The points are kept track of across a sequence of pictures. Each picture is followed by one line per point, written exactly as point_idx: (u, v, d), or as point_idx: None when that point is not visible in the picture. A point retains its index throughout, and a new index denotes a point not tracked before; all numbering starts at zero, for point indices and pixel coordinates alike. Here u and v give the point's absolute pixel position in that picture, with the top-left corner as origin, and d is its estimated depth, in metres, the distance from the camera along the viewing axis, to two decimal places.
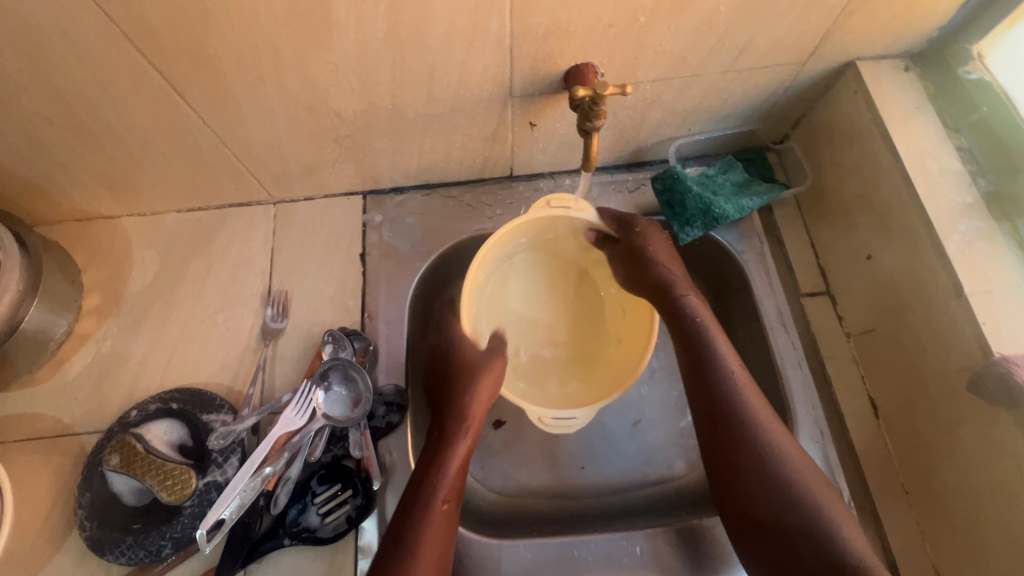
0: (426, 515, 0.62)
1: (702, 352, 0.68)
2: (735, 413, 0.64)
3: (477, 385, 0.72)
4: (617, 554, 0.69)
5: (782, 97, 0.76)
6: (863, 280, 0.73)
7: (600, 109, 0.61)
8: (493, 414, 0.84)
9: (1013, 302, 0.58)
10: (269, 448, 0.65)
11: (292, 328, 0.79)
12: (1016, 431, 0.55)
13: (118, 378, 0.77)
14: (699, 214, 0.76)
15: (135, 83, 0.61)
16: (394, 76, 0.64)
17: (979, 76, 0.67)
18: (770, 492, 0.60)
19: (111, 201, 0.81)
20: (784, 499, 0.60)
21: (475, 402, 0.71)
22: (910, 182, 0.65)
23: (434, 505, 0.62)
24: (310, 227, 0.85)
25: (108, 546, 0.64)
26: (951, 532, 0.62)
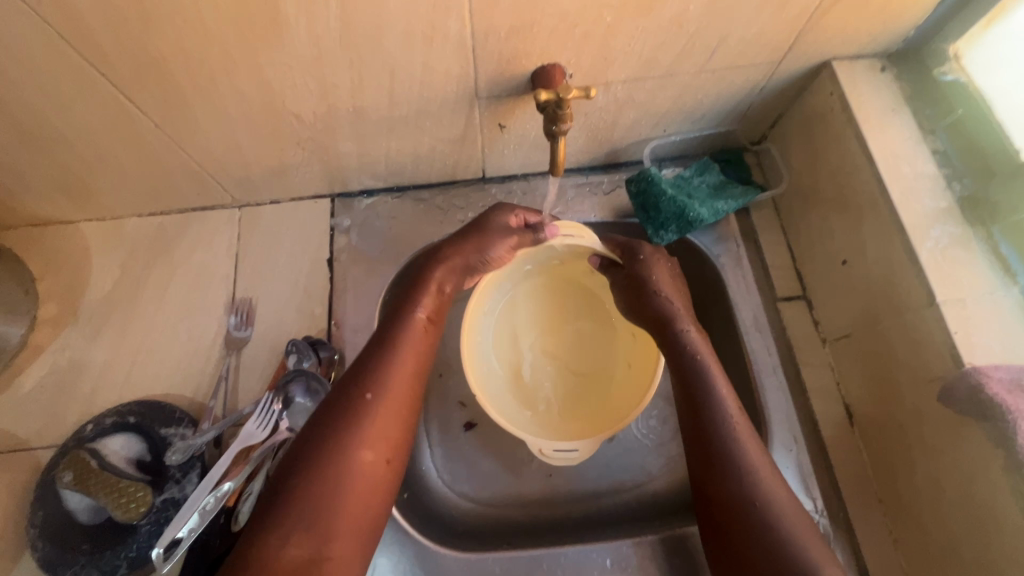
0: (347, 461, 0.54)
1: (699, 387, 0.62)
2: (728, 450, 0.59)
3: (418, 334, 0.63)
4: (589, 566, 0.68)
5: (757, 98, 0.74)
6: (838, 286, 0.71)
7: (564, 113, 0.59)
8: (465, 417, 0.82)
9: (986, 312, 0.57)
10: (229, 462, 0.64)
11: (256, 337, 0.77)
12: (986, 443, 0.54)
13: (75, 390, 0.74)
14: (673, 217, 0.75)
15: (78, 86, 0.58)
16: (352, 77, 0.62)
17: (956, 77, 0.66)
18: (739, 493, 0.56)
19: (67, 206, 0.78)
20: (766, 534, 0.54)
21: (410, 342, 0.63)
22: (885, 187, 0.64)
23: (361, 455, 0.55)
24: (276, 232, 0.82)
25: (60, 566, 0.62)
26: (924, 543, 0.61)
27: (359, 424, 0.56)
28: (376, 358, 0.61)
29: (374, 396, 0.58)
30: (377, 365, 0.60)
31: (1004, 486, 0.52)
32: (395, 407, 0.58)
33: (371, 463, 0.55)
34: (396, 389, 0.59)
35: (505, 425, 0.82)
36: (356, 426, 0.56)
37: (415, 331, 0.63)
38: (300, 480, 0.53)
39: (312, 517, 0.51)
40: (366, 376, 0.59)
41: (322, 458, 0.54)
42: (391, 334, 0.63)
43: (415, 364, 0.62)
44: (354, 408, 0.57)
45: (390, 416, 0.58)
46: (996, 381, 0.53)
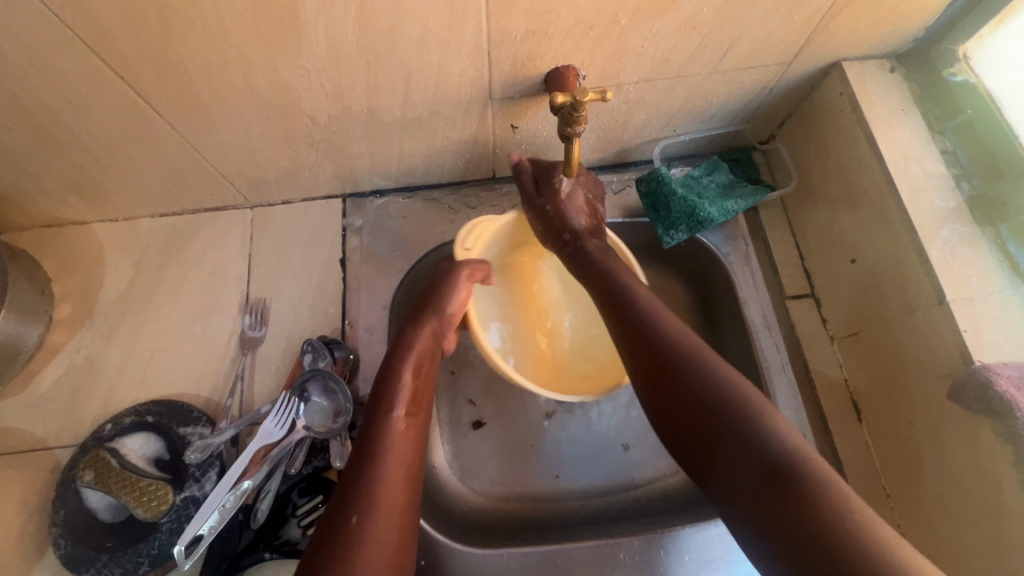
0: None
1: (641, 332, 0.59)
2: (671, 350, 0.56)
3: (401, 432, 0.57)
4: (599, 561, 0.69)
5: (766, 98, 0.75)
6: (847, 284, 0.72)
7: (579, 115, 0.59)
8: (472, 415, 0.83)
9: (995, 310, 0.58)
10: (247, 460, 0.65)
11: (271, 336, 0.77)
12: (996, 439, 0.54)
13: (92, 389, 0.75)
14: (683, 217, 0.75)
15: (97, 89, 0.59)
16: (368, 80, 0.62)
17: (965, 78, 0.65)
18: (716, 418, 0.50)
19: (81, 207, 0.79)
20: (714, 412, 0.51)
21: (395, 447, 0.55)
22: (894, 186, 0.64)
23: None
24: (288, 232, 0.83)
25: (84, 564, 0.63)
26: (931, 537, 0.62)
27: (354, 559, 0.47)
28: (356, 473, 0.53)
29: (361, 519, 0.49)
30: (358, 483, 0.52)
31: (1013, 482, 0.53)
32: (388, 522, 0.50)
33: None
34: (388, 501, 0.52)
35: (514, 424, 0.83)
36: (354, 563, 0.47)
37: (397, 430, 0.57)
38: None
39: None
40: (347, 497, 0.51)
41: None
42: (370, 442, 0.55)
43: (405, 466, 0.55)
44: (340, 538, 0.48)
45: (386, 533, 0.50)
46: (1006, 378, 0.54)
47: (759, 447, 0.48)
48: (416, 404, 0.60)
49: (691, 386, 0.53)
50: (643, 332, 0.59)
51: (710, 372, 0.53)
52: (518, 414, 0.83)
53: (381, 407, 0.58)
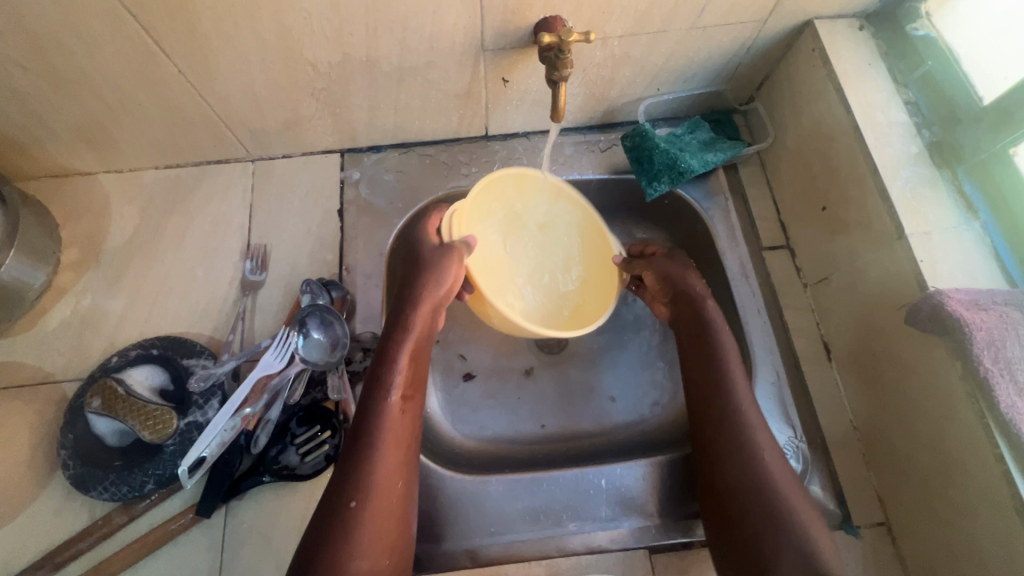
0: (344, 571, 0.55)
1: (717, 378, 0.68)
2: (720, 406, 0.67)
3: (392, 423, 0.63)
4: (583, 489, 0.72)
5: (745, 57, 0.79)
6: (818, 231, 0.77)
7: (566, 58, 0.63)
8: (463, 368, 0.86)
9: (949, 242, 0.62)
10: (248, 389, 0.68)
11: (271, 281, 0.81)
12: (948, 357, 0.58)
13: (98, 329, 0.78)
14: (665, 168, 0.80)
15: (111, 30, 0.62)
16: (368, 26, 0.66)
17: (926, 32, 0.70)
18: (739, 480, 0.62)
19: (89, 156, 0.82)
20: (744, 472, 0.62)
21: (386, 439, 0.62)
22: (860, 133, 0.69)
23: (353, 561, 0.56)
24: (288, 184, 0.87)
25: (91, 483, 0.66)
26: (892, 458, 0.67)
27: (355, 536, 0.57)
28: (354, 461, 0.60)
29: (359, 503, 0.58)
30: (359, 470, 0.59)
31: (964, 396, 0.57)
32: (386, 505, 0.60)
33: (380, 567, 0.58)
34: (384, 488, 0.60)
35: (503, 370, 0.87)
36: (356, 541, 0.57)
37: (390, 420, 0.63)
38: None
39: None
40: (347, 481, 0.59)
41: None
42: (364, 432, 0.61)
43: (397, 452, 0.62)
44: (342, 519, 0.58)
45: (387, 515, 0.60)
46: (957, 301, 0.57)
47: (765, 490, 0.61)
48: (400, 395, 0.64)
49: (737, 435, 0.64)
50: (721, 407, 0.67)
51: (756, 451, 0.63)
52: (509, 360, 0.87)
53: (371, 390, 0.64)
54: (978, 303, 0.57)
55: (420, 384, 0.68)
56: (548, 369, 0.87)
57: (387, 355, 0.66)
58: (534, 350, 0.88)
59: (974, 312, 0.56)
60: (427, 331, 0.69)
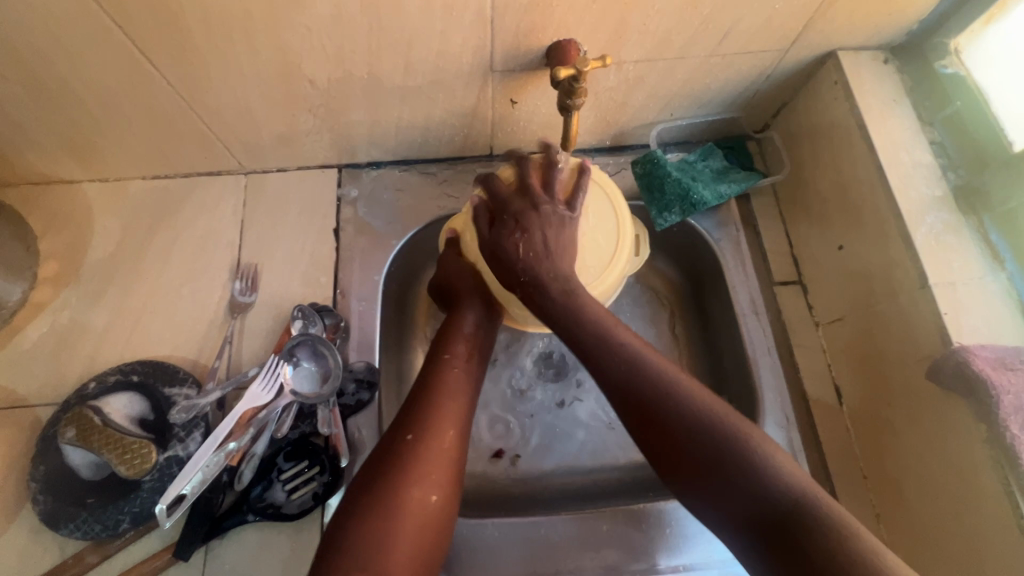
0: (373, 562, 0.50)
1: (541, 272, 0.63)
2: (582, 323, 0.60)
3: (456, 369, 0.66)
4: (585, 535, 0.69)
5: (764, 85, 0.76)
6: (832, 270, 0.74)
7: (580, 87, 0.61)
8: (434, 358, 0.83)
9: (975, 295, 0.61)
10: (234, 422, 0.63)
11: (260, 303, 0.77)
12: (970, 418, 0.57)
13: (76, 350, 0.74)
14: (677, 199, 0.76)
15: (95, 38, 0.58)
16: (370, 43, 0.62)
17: (955, 71, 0.68)
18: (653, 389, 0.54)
19: (71, 164, 0.77)
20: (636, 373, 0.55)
21: (438, 436, 0.59)
22: (883, 172, 0.66)
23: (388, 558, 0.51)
24: (283, 199, 0.83)
25: (62, 520, 0.62)
26: (902, 514, 0.64)
27: (412, 466, 0.56)
28: (417, 404, 0.62)
29: (414, 436, 0.59)
30: (421, 409, 0.61)
31: (987, 459, 0.56)
32: (440, 447, 0.59)
33: (427, 503, 0.55)
34: (439, 427, 0.60)
35: (503, 399, 0.83)
36: (410, 469, 0.56)
37: (441, 419, 0.61)
38: (358, 524, 0.53)
39: (379, 553, 0.51)
40: (405, 419, 0.61)
41: (384, 495, 0.54)
42: (432, 380, 0.64)
43: (448, 460, 0.59)
44: (396, 450, 0.58)
45: (437, 456, 0.58)
46: (983, 359, 0.56)
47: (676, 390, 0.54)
48: (463, 352, 0.68)
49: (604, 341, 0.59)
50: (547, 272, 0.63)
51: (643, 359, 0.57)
52: (507, 388, 0.83)
53: (427, 389, 0.63)
54: (1005, 363, 0.55)
55: (478, 356, 0.70)
56: (549, 400, 0.83)
57: (455, 325, 0.70)
58: (537, 379, 0.84)
59: (1001, 372, 0.54)
60: (489, 312, 0.72)
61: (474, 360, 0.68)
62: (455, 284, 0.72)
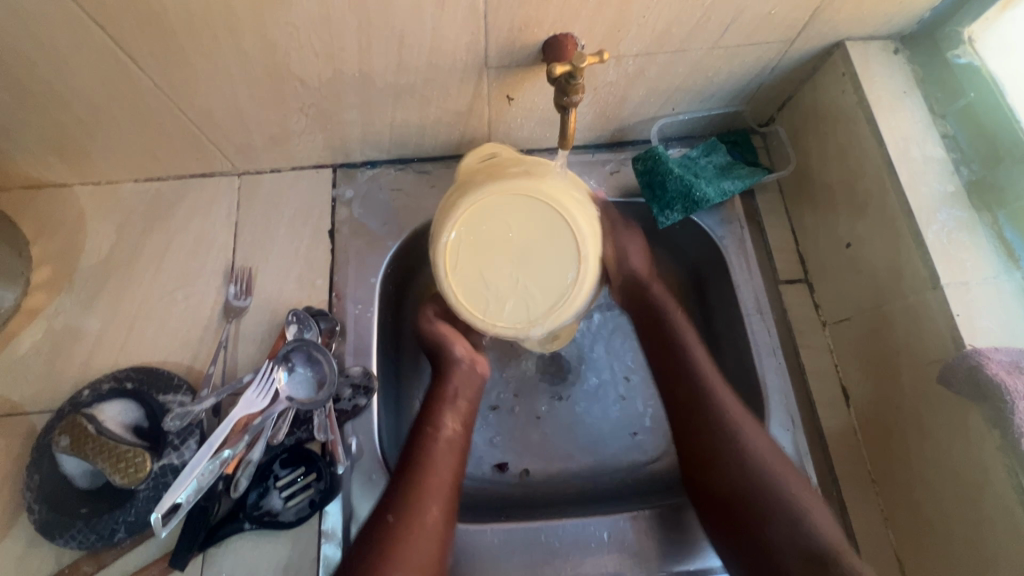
0: None
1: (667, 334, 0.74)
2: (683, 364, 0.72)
3: (440, 443, 0.67)
4: (585, 541, 0.68)
5: (769, 77, 0.73)
6: (840, 269, 0.72)
7: (577, 84, 0.58)
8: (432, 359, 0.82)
9: (988, 295, 0.58)
10: (228, 430, 0.61)
11: (255, 306, 0.76)
12: (983, 423, 0.55)
13: (71, 356, 0.73)
14: (679, 197, 0.74)
15: (77, 41, 0.56)
16: (361, 41, 0.60)
17: (969, 60, 0.65)
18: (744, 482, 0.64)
19: (62, 168, 0.76)
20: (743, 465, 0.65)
21: (426, 515, 0.61)
22: (893, 168, 0.64)
23: None
24: (277, 200, 0.81)
25: (58, 529, 0.62)
26: (911, 520, 0.63)
27: (393, 550, 0.59)
28: (400, 479, 0.63)
29: (394, 517, 0.61)
30: (404, 489, 0.63)
31: (999, 467, 0.54)
32: (422, 528, 0.60)
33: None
34: (421, 507, 0.61)
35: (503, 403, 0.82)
36: (392, 554, 0.58)
37: (428, 498, 0.62)
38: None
39: None
40: (390, 495, 0.63)
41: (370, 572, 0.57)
42: (416, 453, 0.66)
43: (430, 538, 0.61)
44: (379, 531, 0.60)
45: (419, 537, 0.60)
46: (996, 363, 0.54)
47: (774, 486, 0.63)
48: (444, 423, 0.69)
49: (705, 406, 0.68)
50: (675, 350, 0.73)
51: (737, 428, 0.66)
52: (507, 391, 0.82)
53: (410, 462, 0.65)
54: (1019, 367, 0.53)
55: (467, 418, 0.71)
56: (549, 403, 0.82)
57: (439, 394, 0.71)
58: (537, 380, 0.83)
59: (1015, 377, 0.53)
60: (473, 377, 0.74)
61: (456, 431, 0.69)
62: (440, 350, 0.74)
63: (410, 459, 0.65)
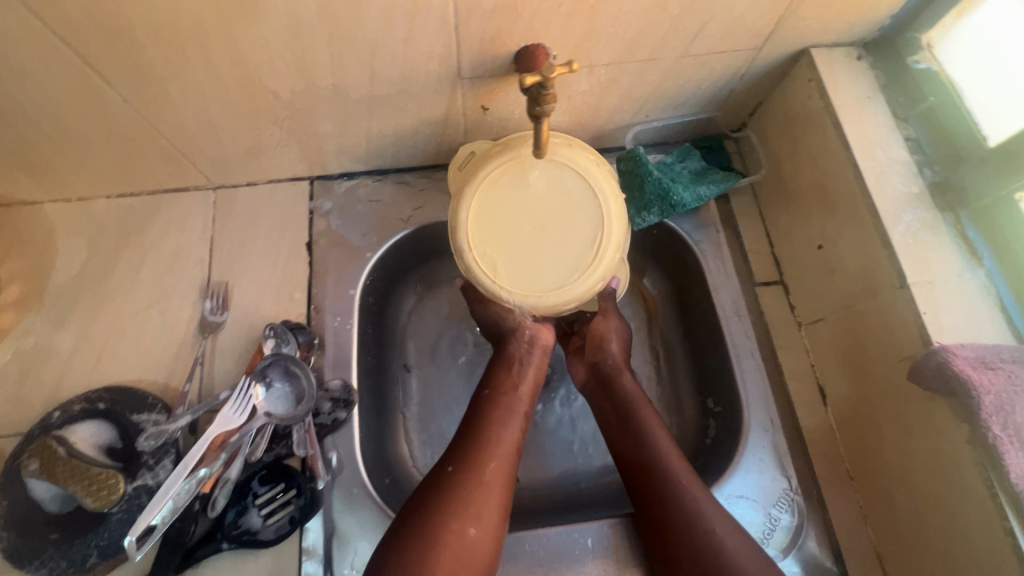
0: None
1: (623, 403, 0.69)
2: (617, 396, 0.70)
3: (500, 404, 0.67)
4: (569, 549, 0.67)
5: (738, 84, 0.75)
6: (813, 270, 0.73)
7: (548, 93, 0.58)
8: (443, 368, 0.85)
9: (953, 292, 0.60)
10: (204, 448, 0.60)
11: (232, 321, 0.75)
12: (951, 418, 0.56)
13: (40, 378, 0.71)
14: (656, 200, 0.75)
15: (42, 56, 0.56)
16: (332, 54, 0.60)
17: (927, 66, 0.68)
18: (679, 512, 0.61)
19: (30, 185, 0.75)
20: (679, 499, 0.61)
21: (493, 467, 0.61)
22: (859, 169, 0.66)
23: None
24: (252, 214, 0.80)
25: (27, 558, 0.61)
26: (888, 516, 0.64)
27: (449, 500, 0.57)
28: (469, 440, 0.63)
29: (455, 467, 0.60)
30: (468, 444, 0.62)
31: (969, 461, 0.55)
32: (483, 481, 0.60)
33: (465, 536, 0.56)
34: (483, 460, 0.61)
35: None
36: (455, 502, 0.57)
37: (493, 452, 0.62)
38: (404, 552, 0.54)
39: None
40: (452, 451, 0.62)
41: (423, 527, 0.55)
42: (476, 413, 0.66)
43: (494, 489, 0.60)
44: (436, 483, 0.59)
45: (481, 491, 0.59)
46: (963, 359, 0.54)
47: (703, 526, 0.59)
48: (509, 386, 0.69)
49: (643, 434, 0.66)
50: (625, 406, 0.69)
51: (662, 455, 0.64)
52: None
53: (472, 421, 0.65)
54: (985, 361, 0.54)
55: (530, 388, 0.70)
56: (534, 412, 0.82)
57: (504, 357, 0.71)
58: None
59: (983, 371, 0.53)
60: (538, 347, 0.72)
61: (524, 393, 0.69)
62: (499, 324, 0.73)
63: (472, 419, 0.65)
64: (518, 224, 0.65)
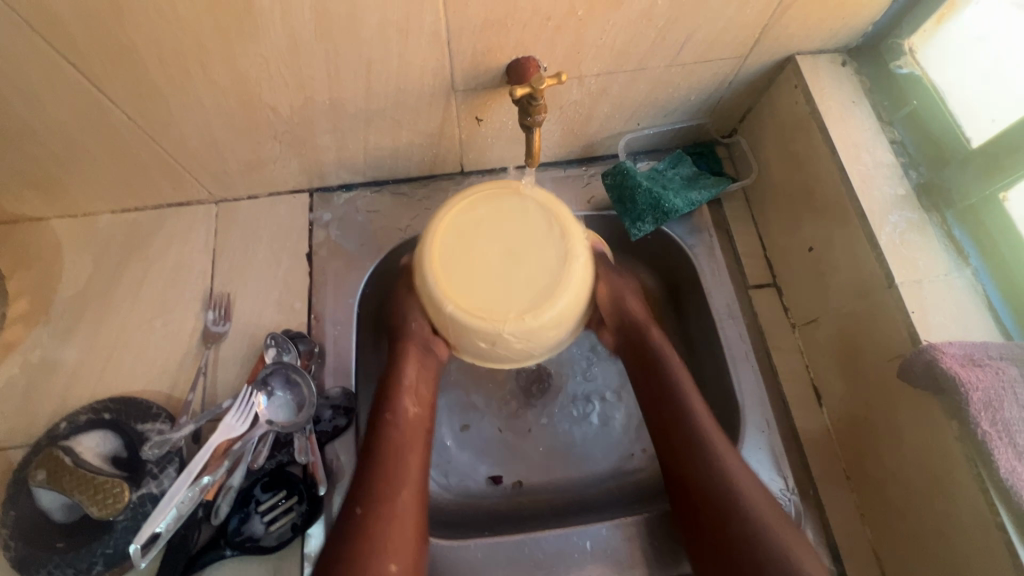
0: None
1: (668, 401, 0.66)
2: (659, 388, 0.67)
3: (405, 431, 0.65)
4: (568, 552, 0.68)
5: (726, 92, 0.77)
6: (805, 272, 0.74)
7: (538, 104, 0.61)
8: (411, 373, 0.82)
9: (940, 291, 0.61)
10: (207, 456, 0.62)
11: (234, 332, 0.76)
12: (942, 415, 0.57)
13: (48, 389, 0.73)
14: (649, 208, 0.76)
15: (50, 77, 0.58)
16: (329, 70, 0.62)
17: (910, 71, 0.69)
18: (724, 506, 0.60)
19: (38, 202, 0.77)
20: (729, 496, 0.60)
21: (394, 504, 0.60)
22: (846, 172, 0.67)
23: None
24: (254, 226, 0.82)
25: (34, 566, 0.62)
26: (885, 514, 0.64)
27: (364, 539, 0.58)
28: (368, 471, 0.62)
29: (365, 510, 0.59)
30: (367, 480, 0.61)
31: (961, 457, 0.55)
32: (396, 517, 0.60)
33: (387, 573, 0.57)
34: (391, 493, 0.61)
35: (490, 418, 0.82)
36: (370, 542, 0.57)
37: (394, 487, 0.61)
38: None
39: None
40: (358, 486, 0.61)
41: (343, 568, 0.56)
42: (376, 441, 0.63)
43: (401, 522, 0.60)
44: (350, 521, 0.59)
45: (393, 527, 0.59)
46: (951, 356, 0.55)
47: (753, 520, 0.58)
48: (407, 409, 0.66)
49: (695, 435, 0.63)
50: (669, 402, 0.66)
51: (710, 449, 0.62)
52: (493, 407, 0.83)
53: (374, 450, 0.63)
54: (973, 359, 0.55)
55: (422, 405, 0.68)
56: (533, 416, 0.83)
57: (394, 377, 0.68)
58: (518, 395, 0.84)
59: (971, 369, 0.54)
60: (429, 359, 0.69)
61: (418, 416, 0.67)
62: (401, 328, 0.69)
63: (375, 447, 0.63)
64: (481, 242, 0.65)
